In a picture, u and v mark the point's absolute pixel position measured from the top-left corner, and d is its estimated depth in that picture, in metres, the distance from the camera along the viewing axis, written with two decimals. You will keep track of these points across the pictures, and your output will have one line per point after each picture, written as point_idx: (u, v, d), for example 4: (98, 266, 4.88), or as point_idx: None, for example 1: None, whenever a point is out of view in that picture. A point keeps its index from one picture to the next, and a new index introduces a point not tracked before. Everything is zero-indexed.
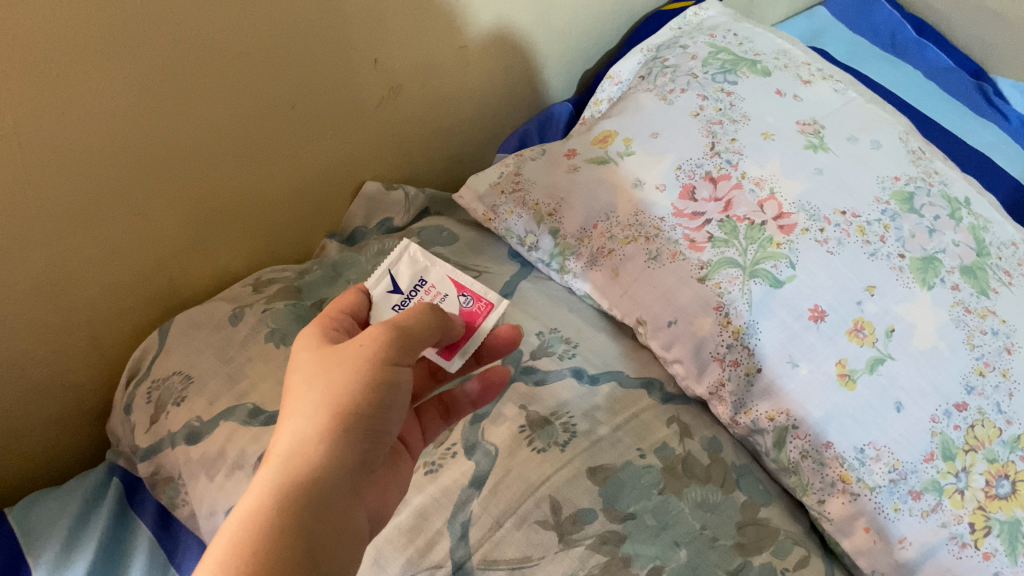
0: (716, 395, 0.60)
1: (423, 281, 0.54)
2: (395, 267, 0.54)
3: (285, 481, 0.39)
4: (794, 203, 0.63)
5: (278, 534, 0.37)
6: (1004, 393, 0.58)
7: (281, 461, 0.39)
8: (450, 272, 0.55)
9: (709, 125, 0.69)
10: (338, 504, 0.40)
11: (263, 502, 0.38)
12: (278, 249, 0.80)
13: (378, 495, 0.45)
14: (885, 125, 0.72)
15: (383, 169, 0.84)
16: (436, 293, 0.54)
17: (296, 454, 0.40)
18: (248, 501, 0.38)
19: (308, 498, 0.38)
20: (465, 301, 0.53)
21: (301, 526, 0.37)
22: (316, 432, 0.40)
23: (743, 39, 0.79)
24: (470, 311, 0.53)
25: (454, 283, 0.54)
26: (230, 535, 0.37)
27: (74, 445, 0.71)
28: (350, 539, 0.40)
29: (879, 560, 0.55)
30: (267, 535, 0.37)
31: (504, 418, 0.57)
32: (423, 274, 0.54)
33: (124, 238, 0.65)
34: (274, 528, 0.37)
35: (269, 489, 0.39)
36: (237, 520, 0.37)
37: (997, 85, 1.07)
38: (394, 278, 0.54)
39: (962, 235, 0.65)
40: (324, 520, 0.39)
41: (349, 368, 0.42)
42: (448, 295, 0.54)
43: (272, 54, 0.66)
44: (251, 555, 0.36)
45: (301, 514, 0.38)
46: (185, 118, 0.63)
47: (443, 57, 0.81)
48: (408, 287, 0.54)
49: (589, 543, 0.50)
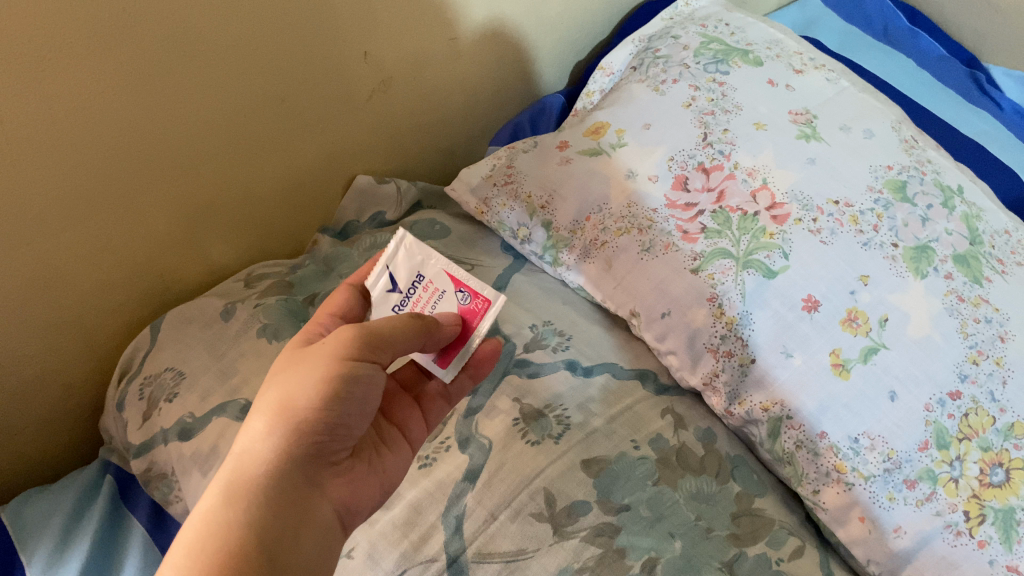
0: (710, 386, 0.60)
1: (420, 277, 0.52)
2: (393, 261, 0.52)
3: (233, 480, 0.40)
4: (787, 193, 0.63)
5: (227, 535, 0.38)
6: (998, 381, 0.58)
7: (230, 470, 0.41)
8: (448, 266, 0.52)
9: (701, 115, 0.69)
10: (291, 502, 0.41)
11: (212, 506, 0.40)
12: (270, 244, 0.79)
13: (347, 487, 0.45)
14: (878, 114, 0.72)
15: (375, 163, 0.84)
16: (434, 290, 0.52)
17: (246, 457, 0.41)
18: (199, 512, 0.40)
19: (257, 492, 0.40)
20: (462, 298, 0.51)
21: (250, 520, 0.39)
22: (263, 428, 0.42)
23: (735, 29, 0.79)
24: (468, 309, 0.51)
25: (452, 279, 0.52)
26: (187, 542, 0.38)
27: (67, 443, 0.71)
28: (317, 532, 0.42)
29: (875, 550, 0.54)
30: (218, 539, 0.38)
31: (498, 411, 0.57)
32: (420, 269, 0.52)
33: (114, 234, 0.64)
34: (226, 530, 0.39)
35: (217, 492, 0.40)
36: (192, 531, 0.39)
37: (990, 74, 1.07)
38: (393, 274, 0.52)
39: (955, 224, 0.65)
40: (278, 519, 0.40)
41: (309, 373, 0.43)
42: (446, 293, 0.52)
43: (262, 48, 0.66)
44: (201, 551, 0.38)
45: (251, 514, 0.39)
46: (175, 112, 0.63)
47: (433, 49, 0.81)
48: (406, 284, 0.52)
49: (584, 535, 0.50)
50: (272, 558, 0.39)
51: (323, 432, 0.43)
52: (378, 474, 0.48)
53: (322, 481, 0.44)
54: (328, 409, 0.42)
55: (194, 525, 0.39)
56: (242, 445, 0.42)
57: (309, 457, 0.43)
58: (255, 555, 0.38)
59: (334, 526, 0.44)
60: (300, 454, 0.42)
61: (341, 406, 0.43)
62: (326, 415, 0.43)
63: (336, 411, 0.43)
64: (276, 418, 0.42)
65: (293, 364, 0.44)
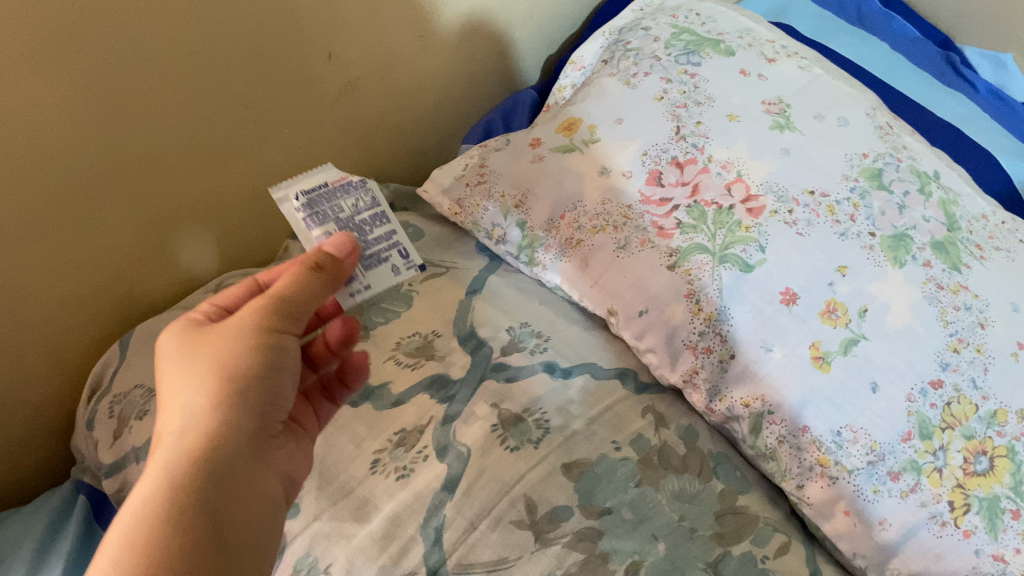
0: (690, 383, 0.59)
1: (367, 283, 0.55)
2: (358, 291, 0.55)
3: (181, 452, 0.40)
4: (762, 185, 0.62)
5: (170, 524, 0.38)
6: (980, 368, 0.57)
7: (173, 444, 0.41)
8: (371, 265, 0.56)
9: (674, 108, 0.68)
10: (239, 473, 0.42)
11: (161, 481, 0.39)
12: (242, 252, 0.78)
13: (283, 456, 0.47)
14: (852, 101, 0.71)
15: (345, 166, 0.82)
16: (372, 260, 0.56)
17: (189, 431, 0.41)
18: (141, 490, 0.39)
19: (207, 466, 0.40)
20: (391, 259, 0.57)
21: (202, 499, 0.39)
22: (203, 400, 0.42)
23: (706, 18, 0.77)
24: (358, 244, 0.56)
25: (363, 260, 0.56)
26: (139, 514, 0.38)
27: (40, 462, 0.70)
28: (261, 502, 0.43)
29: (861, 544, 0.54)
30: (168, 521, 0.38)
31: (475, 417, 0.56)
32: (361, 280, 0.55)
33: (77, 250, 0.63)
34: (178, 507, 0.39)
35: (165, 465, 0.40)
36: (140, 503, 0.38)
37: (965, 55, 1.07)
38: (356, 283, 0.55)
39: (932, 210, 0.64)
40: (229, 494, 0.41)
41: (239, 348, 0.43)
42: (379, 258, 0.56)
43: (224, 52, 0.64)
44: (153, 541, 0.37)
45: (206, 489, 0.40)
46: (137, 121, 0.61)
47: (400, 48, 0.79)
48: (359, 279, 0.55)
49: (566, 541, 0.50)
50: (223, 535, 0.39)
51: (260, 399, 0.44)
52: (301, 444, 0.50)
53: (264, 452, 0.45)
54: (257, 378, 0.44)
55: (138, 501, 0.38)
56: (180, 418, 0.42)
57: (252, 430, 0.44)
58: (205, 535, 0.38)
59: (278, 498, 0.45)
60: (243, 426, 0.43)
61: (270, 375, 0.44)
62: (258, 382, 0.44)
63: (266, 379, 0.44)
64: (217, 391, 0.42)
65: (209, 333, 0.45)
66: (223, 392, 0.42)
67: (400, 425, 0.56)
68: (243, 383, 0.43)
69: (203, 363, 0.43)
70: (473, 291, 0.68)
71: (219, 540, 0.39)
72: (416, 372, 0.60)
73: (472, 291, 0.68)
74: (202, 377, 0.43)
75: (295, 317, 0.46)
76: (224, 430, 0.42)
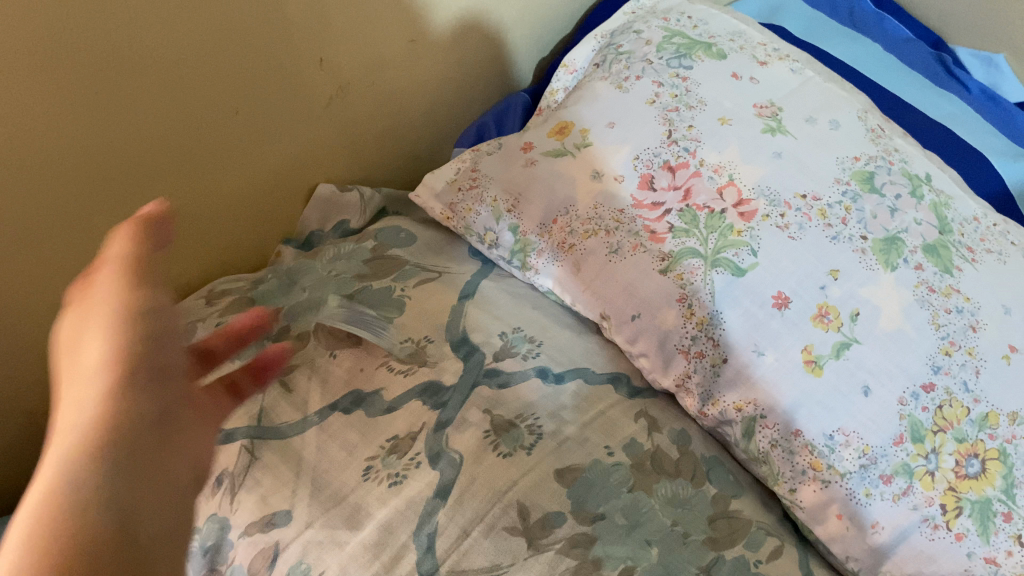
0: (683, 387, 0.60)
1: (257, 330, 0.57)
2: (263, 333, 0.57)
3: (68, 433, 0.42)
4: (754, 189, 0.62)
5: (73, 508, 0.39)
6: (972, 371, 0.57)
7: (74, 425, 0.43)
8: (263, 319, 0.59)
9: (665, 112, 0.68)
10: (148, 456, 0.45)
11: (58, 469, 0.40)
12: (234, 257, 0.78)
13: (185, 445, 0.48)
14: (843, 104, 0.71)
15: (336, 170, 0.82)
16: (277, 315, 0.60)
17: (79, 416, 0.43)
18: (43, 480, 0.40)
19: (101, 447, 0.42)
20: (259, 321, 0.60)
21: (105, 466, 0.42)
22: (101, 388, 0.44)
23: (698, 21, 0.77)
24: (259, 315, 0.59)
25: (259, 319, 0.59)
26: (39, 497, 0.39)
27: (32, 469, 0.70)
28: (165, 489, 0.45)
29: (853, 547, 0.54)
30: (73, 501, 0.39)
31: (468, 424, 0.56)
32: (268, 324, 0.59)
33: (69, 257, 0.63)
34: (75, 489, 0.40)
35: (64, 451, 0.41)
36: (45, 478, 0.40)
37: (956, 55, 1.07)
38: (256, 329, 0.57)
39: (924, 213, 0.64)
40: (129, 471, 0.43)
41: (107, 324, 0.46)
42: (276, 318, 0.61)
43: (214, 58, 0.64)
44: (47, 527, 0.37)
45: (110, 476, 0.42)
46: (127, 127, 0.61)
47: (391, 52, 0.79)
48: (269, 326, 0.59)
49: (559, 547, 0.50)
50: (132, 526, 0.41)
51: (146, 378, 0.47)
52: (212, 426, 0.52)
53: (164, 441, 0.47)
54: (141, 355, 0.46)
55: (42, 486, 0.39)
56: (76, 412, 0.43)
57: (150, 420, 0.46)
58: (112, 528, 0.39)
59: (190, 484, 0.48)
60: (138, 409, 0.45)
61: (154, 354, 0.47)
62: (142, 360, 0.46)
63: (156, 355, 0.47)
64: (101, 373, 0.44)
65: (81, 303, 0.47)
66: (109, 377, 0.44)
67: (392, 432, 0.56)
68: (121, 360, 0.45)
69: (96, 323, 0.46)
70: (466, 296, 0.68)
71: (130, 537, 0.40)
72: (409, 378, 0.60)
73: (464, 296, 0.68)
74: (93, 350, 0.46)
75: (147, 285, 0.48)
76: (102, 418, 0.43)
